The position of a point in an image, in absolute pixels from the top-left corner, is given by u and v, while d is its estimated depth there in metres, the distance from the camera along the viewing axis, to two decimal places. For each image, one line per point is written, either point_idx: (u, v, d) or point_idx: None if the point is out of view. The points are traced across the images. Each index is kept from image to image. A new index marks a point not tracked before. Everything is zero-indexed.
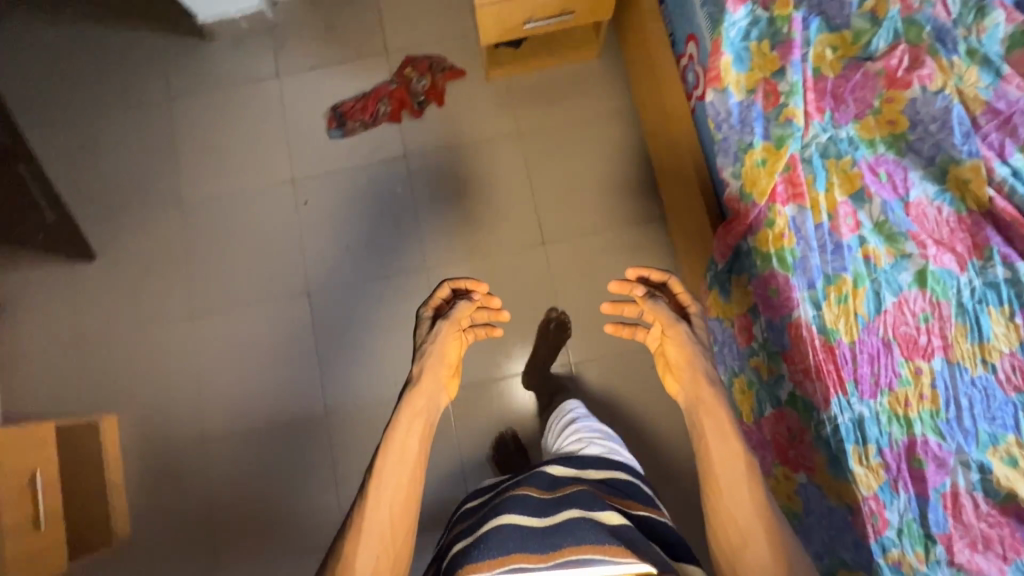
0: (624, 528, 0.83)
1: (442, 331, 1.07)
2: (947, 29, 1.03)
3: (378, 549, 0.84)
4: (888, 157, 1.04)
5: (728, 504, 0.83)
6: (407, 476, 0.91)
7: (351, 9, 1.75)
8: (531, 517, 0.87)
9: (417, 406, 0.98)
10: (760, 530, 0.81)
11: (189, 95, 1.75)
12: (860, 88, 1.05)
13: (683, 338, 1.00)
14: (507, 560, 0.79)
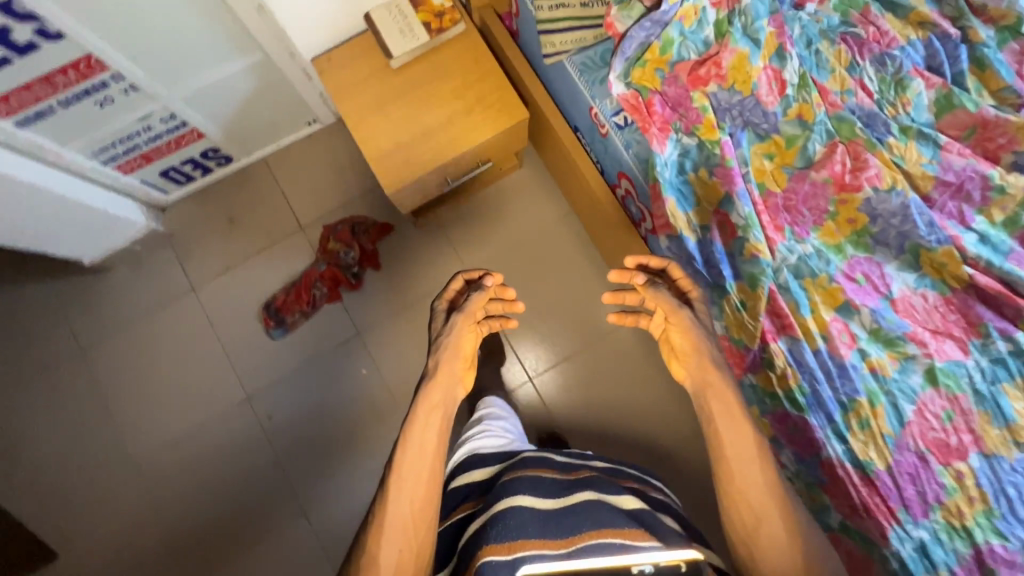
0: (642, 512, 0.85)
1: (456, 323, 1.04)
2: (874, 113, 1.00)
3: (400, 542, 0.79)
4: (860, 258, 1.01)
5: (738, 477, 0.80)
6: (429, 475, 0.86)
7: (250, 194, 1.61)
8: (543, 500, 0.86)
9: (434, 399, 0.93)
10: (775, 506, 0.78)
11: (102, 340, 1.56)
12: (812, 198, 1.00)
13: (687, 324, 0.93)
14: (528, 545, 0.77)
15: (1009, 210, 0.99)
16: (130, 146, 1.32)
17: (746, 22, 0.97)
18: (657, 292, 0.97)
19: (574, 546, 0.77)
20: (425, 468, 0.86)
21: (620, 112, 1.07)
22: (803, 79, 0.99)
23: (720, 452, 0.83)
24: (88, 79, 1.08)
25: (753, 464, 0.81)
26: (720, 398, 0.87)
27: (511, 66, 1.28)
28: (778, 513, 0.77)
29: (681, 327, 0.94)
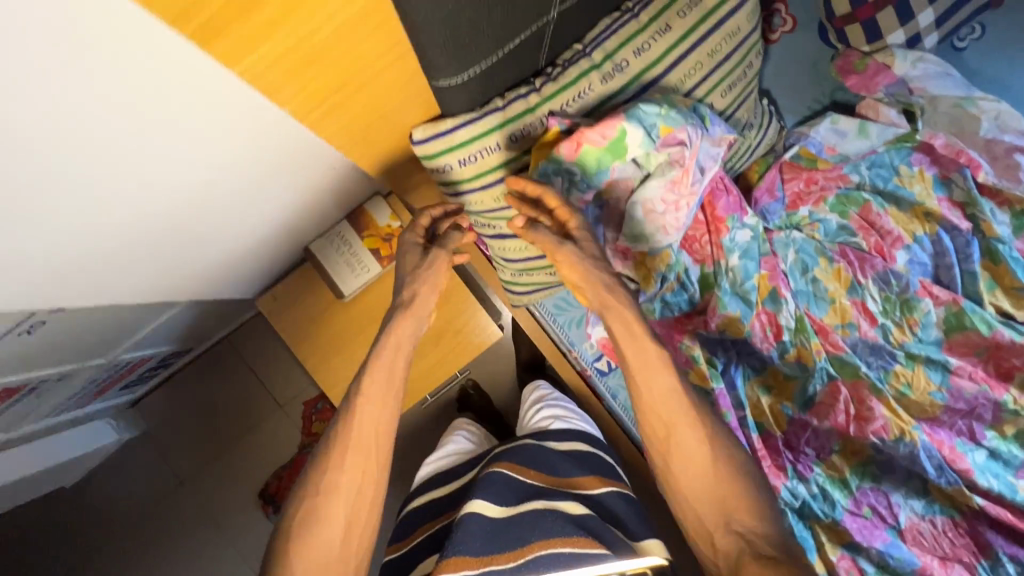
0: (590, 520, 0.86)
1: (433, 263, 0.79)
2: (879, 345, 0.91)
3: (363, 475, 0.73)
4: (866, 489, 0.96)
5: (654, 381, 0.75)
6: (384, 420, 0.75)
7: (222, 377, 1.53)
8: (491, 505, 0.86)
9: (402, 335, 0.78)
10: (689, 419, 0.75)
11: (99, 550, 1.49)
12: (816, 439, 0.94)
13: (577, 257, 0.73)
14: (472, 564, 0.76)
15: (1021, 424, 0.91)
16: (80, 395, 1.22)
17: (736, 275, 0.89)
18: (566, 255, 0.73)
19: (525, 559, 0.77)
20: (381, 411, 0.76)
21: (602, 357, 0.98)
22: (802, 324, 0.90)
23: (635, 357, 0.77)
24: (14, 394, 0.96)
25: (672, 388, 0.76)
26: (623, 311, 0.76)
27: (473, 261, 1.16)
28: (694, 423, 0.75)
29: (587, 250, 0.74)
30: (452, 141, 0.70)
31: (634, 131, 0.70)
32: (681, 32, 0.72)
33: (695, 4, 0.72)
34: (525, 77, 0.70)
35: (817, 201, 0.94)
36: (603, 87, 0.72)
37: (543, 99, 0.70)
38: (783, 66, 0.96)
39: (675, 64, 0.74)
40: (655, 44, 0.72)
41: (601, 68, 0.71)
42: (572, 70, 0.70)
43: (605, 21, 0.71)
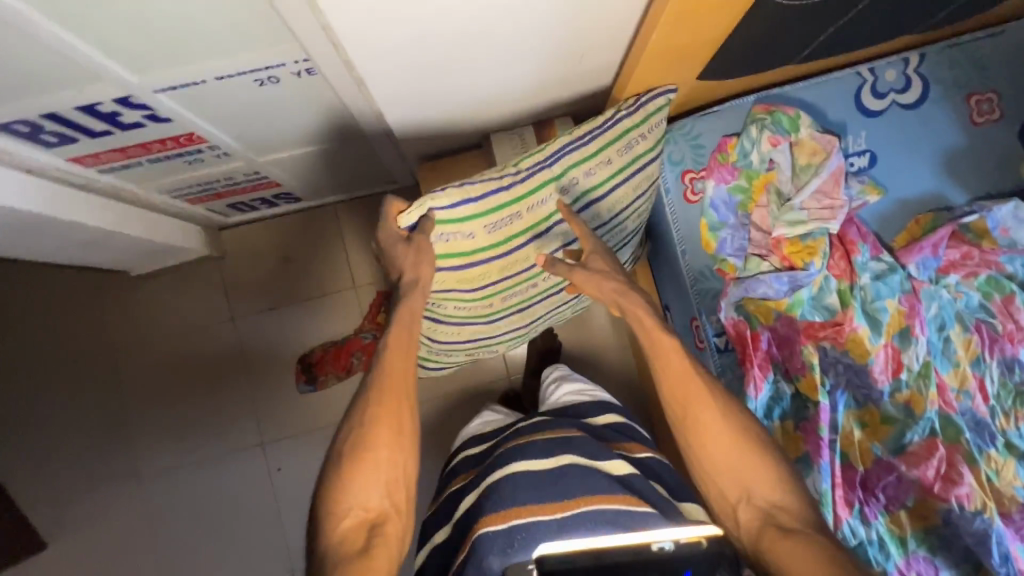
0: (634, 478, 0.82)
1: (418, 247, 0.85)
2: (985, 422, 0.94)
3: (383, 453, 0.78)
4: (920, 556, 0.96)
5: (677, 360, 0.80)
6: (409, 360, 0.84)
7: (313, 236, 1.55)
8: (537, 463, 0.82)
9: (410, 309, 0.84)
10: (700, 392, 0.78)
11: (137, 344, 1.51)
12: (893, 487, 0.96)
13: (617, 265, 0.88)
14: (524, 513, 0.76)
15: None
16: (205, 188, 1.24)
17: (869, 296, 0.93)
18: (589, 277, 0.85)
19: (569, 511, 0.75)
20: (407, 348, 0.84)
21: (723, 335, 1.01)
22: (926, 369, 0.93)
23: (658, 347, 0.81)
24: (185, 147, 1.00)
25: (693, 372, 0.79)
26: (641, 310, 0.83)
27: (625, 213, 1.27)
28: (715, 404, 0.78)
29: (597, 267, 0.86)
30: (452, 217, 0.87)
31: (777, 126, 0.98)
32: (617, 165, 0.94)
33: (629, 149, 0.94)
34: (496, 176, 0.88)
35: (968, 273, 0.97)
36: (558, 197, 0.93)
37: (510, 199, 0.89)
38: (981, 146, 1.02)
39: (609, 191, 0.96)
40: (599, 172, 0.93)
41: (557, 181, 0.92)
42: (534, 179, 0.90)
43: (564, 141, 0.90)
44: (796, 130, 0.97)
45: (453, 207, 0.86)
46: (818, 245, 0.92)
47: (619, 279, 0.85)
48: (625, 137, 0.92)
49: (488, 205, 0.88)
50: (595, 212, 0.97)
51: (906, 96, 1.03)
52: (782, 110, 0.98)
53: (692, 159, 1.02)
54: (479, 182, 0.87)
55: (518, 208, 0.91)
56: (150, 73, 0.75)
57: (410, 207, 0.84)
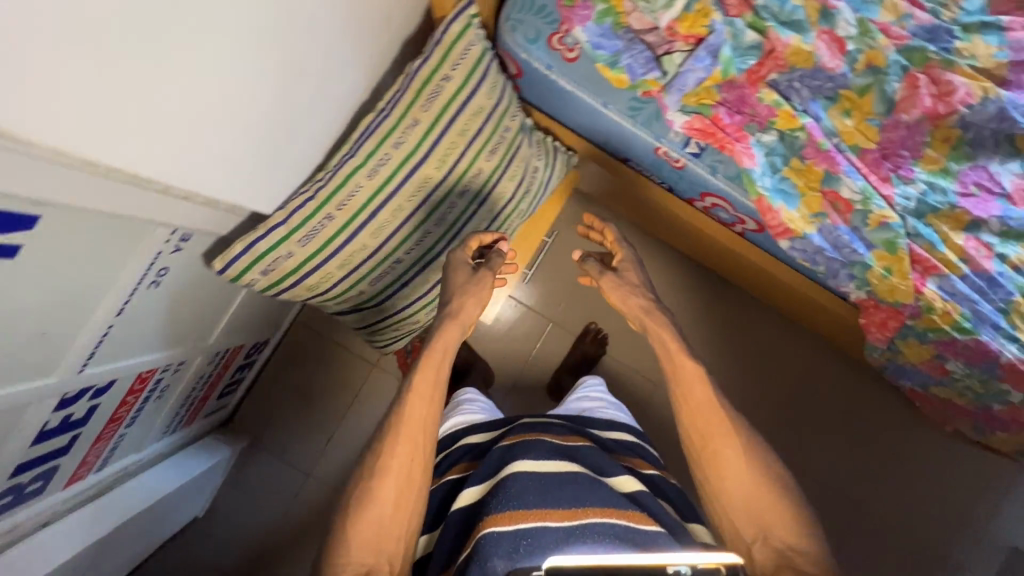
0: (644, 495, 0.86)
1: (480, 278, 0.87)
2: (936, 26, 0.95)
3: (390, 504, 0.78)
4: (967, 170, 1.01)
5: (695, 393, 0.95)
6: (433, 408, 0.84)
7: (310, 358, 1.52)
8: (546, 465, 0.85)
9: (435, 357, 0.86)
10: (727, 427, 0.92)
11: (253, 571, 1.42)
12: (910, 138, 0.98)
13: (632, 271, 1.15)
14: (529, 517, 0.76)
15: None
16: (189, 402, 1.18)
17: (775, 10, 0.92)
18: (618, 284, 1.12)
19: (580, 522, 0.77)
20: (435, 387, 0.86)
21: (690, 141, 1.00)
22: (864, 26, 0.93)
23: (678, 372, 0.98)
24: (145, 388, 0.94)
25: (715, 403, 0.94)
26: (662, 326, 1.05)
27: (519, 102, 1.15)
28: (737, 441, 0.91)
29: (628, 279, 1.13)
30: (259, 251, 0.78)
31: None
32: (429, 122, 0.82)
33: (436, 96, 0.81)
34: (302, 189, 0.80)
35: None
36: (371, 182, 0.82)
37: (318, 204, 0.80)
38: None
39: (430, 151, 0.83)
40: (409, 136, 0.82)
41: (364, 165, 0.80)
42: (342, 171, 0.80)
43: (363, 124, 0.81)
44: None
45: (253, 246, 0.77)
46: (704, 6, 0.91)
47: (644, 301, 1.09)
48: (425, 87, 0.81)
49: (295, 220, 0.79)
50: (422, 179, 0.84)
51: None
52: None
53: (543, 24, 0.96)
54: (286, 213, 0.79)
55: (327, 211, 0.80)
56: (61, 361, 0.67)
57: (220, 254, 0.77)
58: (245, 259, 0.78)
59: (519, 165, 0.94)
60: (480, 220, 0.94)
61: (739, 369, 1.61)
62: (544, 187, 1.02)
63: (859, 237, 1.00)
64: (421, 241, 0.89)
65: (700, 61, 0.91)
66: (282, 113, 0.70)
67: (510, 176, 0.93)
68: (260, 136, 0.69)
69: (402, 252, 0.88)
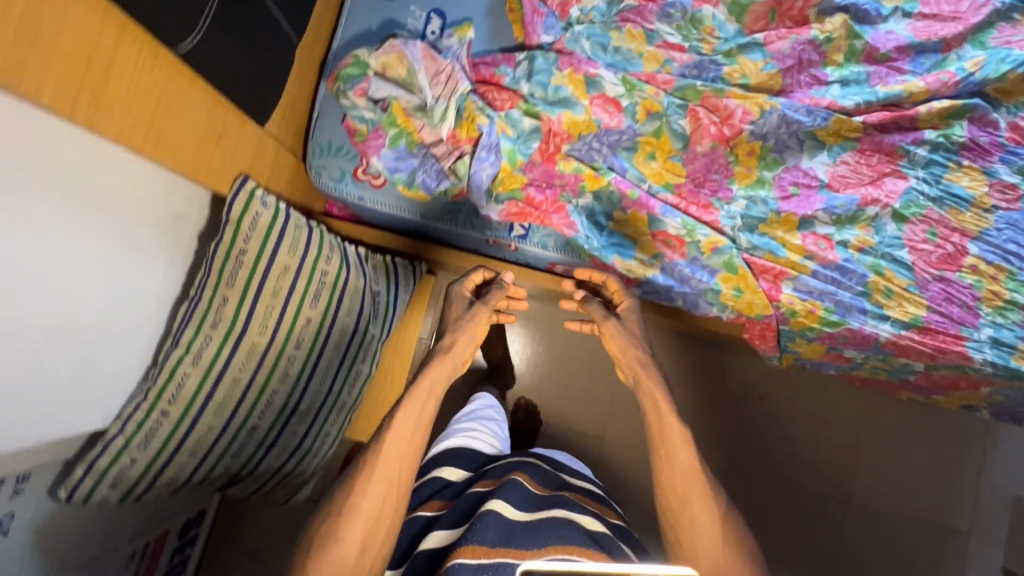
0: (605, 539, 0.78)
1: (475, 314, 0.94)
2: (699, 61, 1.02)
3: (349, 555, 0.71)
4: (780, 173, 1.04)
5: (679, 457, 0.81)
6: (412, 447, 0.78)
7: (253, 514, 1.49)
8: (520, 512, 0.77)
9: (423, 393, 0.82)
10: (706, 495, 0.79)
11: None
12: (713, 163, 1.03)
13: (615, 330, 0.95)
14: (492, 554, 0.70)
15: (844, 47, 1.05)
16: None
17: (542, 94, 0.97)
18: (617, 332, 0.95)
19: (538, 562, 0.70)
20: (418, 425, 0.80)
21: (514, 225, 1.04)
22: (627, 82, 0.99)
23: (665, 431, 0.83)
24: None
25: (699, 472, 0.80)
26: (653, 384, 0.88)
27: (348, 232, 1.14)
28: (715, 511, 0.78)
29: (626, 330, 0.96)
30: (101, 469, 0.79)
31: (349, 74, 0.97)
32: (238, 295, 0.85)
33: (238, 269, 0.85)
34: (135, 395, 0.83)
35: None
36: (199, 366, 0.84)
37: (152, 402, 0.82)
38: None
39: (248, 320, 0.86)
40: (224, 313, 0.85)
41: (188, 354, 0.84)
42: (169, 365, 0.83)
43: (177, 315, 0.85)
44: (367, 68, 0.97)
45: (95, 464, 0.79)
46: (472, 112, 0.97)
47: (642, 352, 0.93)
48: (224, 267, 0.84)
49: (130, 426, 0.81)
50: (249, 347, 0.87)
51: None
52: (342, 66, 0.97)
53: (345, 161, 1.02)
54: (122, 422, 0.81)
55: (163, 406, 0.83)
56: None
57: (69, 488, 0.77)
58: (89, 480, 0.79)
59: (354, 297, 0.96)
60: (330, 361, 0.95)
61: (678, 401, 1.49)
62: (393, 303, 1.05)
63: (699, 266, 1.02)
64: (271, 399, 0.90)
65: (484, 159, 0.95)
66: (87, 334, 0.71)
67: (347, 310, 0.95)
68: (57, 374, 0.68)
69: (255, 416, 0.90)
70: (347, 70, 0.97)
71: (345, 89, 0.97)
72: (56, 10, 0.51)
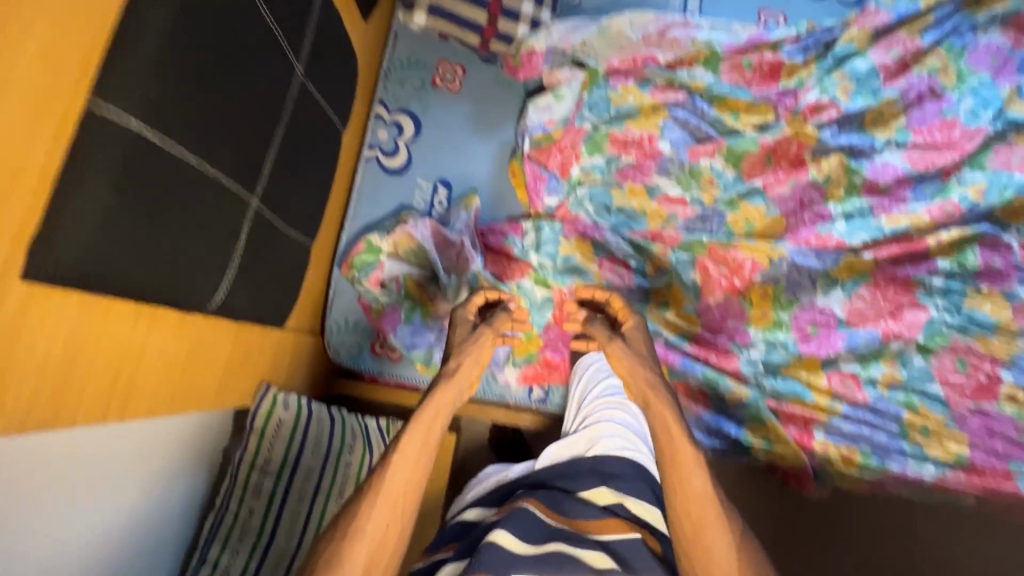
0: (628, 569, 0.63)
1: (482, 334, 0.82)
2: (702, 214, 1.05)
3: None
4: (798, 314, 1.03)
5: (693, 482, 0.65)
6: (419, 473, 0.67)
7: None
8: (529, 543, 0.65)
9: (430, 417, 0.71)
10: (723, 525, 0.64)
11: None
12: (729, 311, 1.03)
13: (624, 350, 0.80)
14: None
15: (843, 182, 1.07)
16: None
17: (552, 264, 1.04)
18: (624, 350, 0.80)
19: None
20: (425, 450, 0.69)
21: (534, 387, 1.06)
22: (633, 244, 1.03)
23: (676, 456, 0.68)
24: None
25: (715, 497, 0.65)
26: (665, 404, 0.72)
27: (373, 393, 1.11)
28: (737, 541, 0.63)
29: (636, 347, 0.81)
30: None
31: (364, 263, 0.99)
32: (263, 505, 0.84)
33: (263, 476, 0.84)
34: None
35: (577, 158, 1.07)
36: None
37: None
38: (477, 91, 1.13)
39: (273, 528, 0.83)
40: (249, 524, 0.82)
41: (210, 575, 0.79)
42: None
43: (201, 533, 0.81)
44: (380, 253, 1.00)
45: None
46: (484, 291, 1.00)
47: (653, 372, 0.77)
48: (248, 478, 0.84)
49: None
50: (273, 557, 0.82)
51: (406, 131, 1.11)
52: (356, 254, 1.00)
53: (365, 338, 1.04)
54: None
55: None
56: None
57: None
58: None
59: None
60: None
61: None
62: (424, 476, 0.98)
63: (724, 417, 1.02)
64: None
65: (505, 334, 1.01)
66: None
67: None
68: None
69: None
70: (361, 257, 1.00)
71: (363, 279, 0.99)
72: (103, 321, 0.52)
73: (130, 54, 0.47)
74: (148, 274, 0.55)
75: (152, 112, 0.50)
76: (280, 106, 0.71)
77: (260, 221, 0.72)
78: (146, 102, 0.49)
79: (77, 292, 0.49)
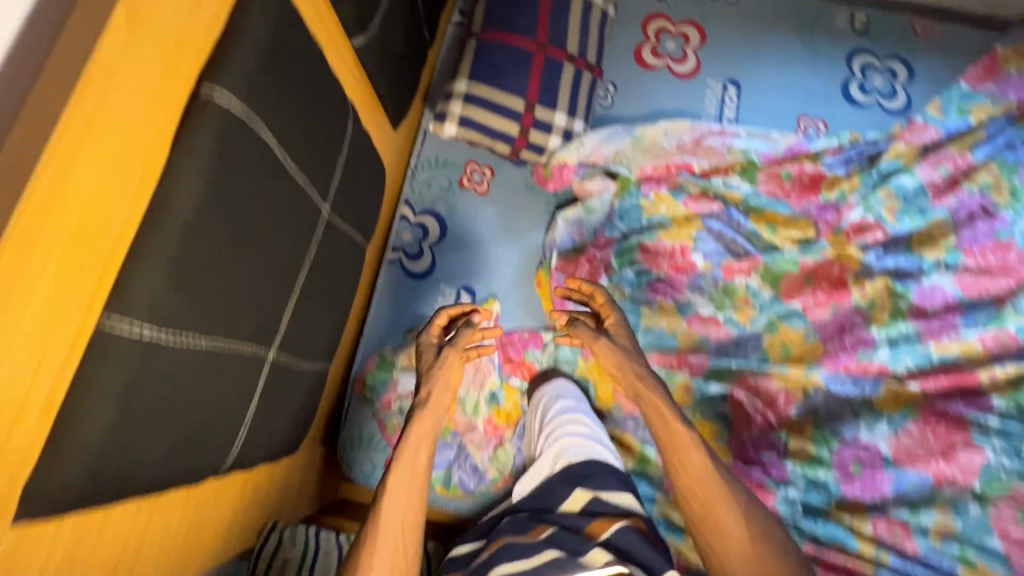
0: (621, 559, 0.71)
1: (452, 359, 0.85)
2: (735, 336, 1.01)
3: None
4: (839, 448, 0.96)
5: (693, 460, 0.78)
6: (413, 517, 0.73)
7: None
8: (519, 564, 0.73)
9: (411, 458, 0.77)
10: (721, 491, 0.76)
11: None
12: (761, 441, 0.98)
13: (611, 350, 0.87)
14: None
15: (886, 307, 1.00)
16: None
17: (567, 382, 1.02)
18: (610, 351, 0.87)
19: None
20: (412, 487, 0.75)
21: None
22: (659, 368, 1.01)
23: (672, 437, 0.80)
24: None
25: (712, 472, 0.77)
26: (657, 405, 0.82)
27: None
28: (735, 503, 0.75)
29: (622, 346, 0.88)
30: None
31: (378, 380, 0.99)
32: None
33: None
34: None
35: (606, 270, 1.06)
36: None
37: None
38: (504, 195, 1.11)
39: None
40: None
41: None
42: None
43: None
44: (393, 367, 1.00)
45: None
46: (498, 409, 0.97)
47: (641, 370, 0.86)
48: None
49: None
50: None
51: (431, 234, 1.09)
52: (370, 372, 1.00)
53: (378, 454, 0.99)
54: None
55: None
56: None
57: None
58: None
59: None
60: None
61: None
62: None
63: None
64: None
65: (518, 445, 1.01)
66: None
67: None
68: None
69: None
70: (374, 374, 1.00)
71: (376, 398, 0.99)
72: (97, 534, 0.49)
73: (144, 263, 0.44)
74: (157, 470, 0.52)
75: (167, 317, 0.47)
76: (304, 250, 0.69)
77: (278, 370, 0.69)
78: (154, 312, 0.46)
79: (72, 517, 0.46)
